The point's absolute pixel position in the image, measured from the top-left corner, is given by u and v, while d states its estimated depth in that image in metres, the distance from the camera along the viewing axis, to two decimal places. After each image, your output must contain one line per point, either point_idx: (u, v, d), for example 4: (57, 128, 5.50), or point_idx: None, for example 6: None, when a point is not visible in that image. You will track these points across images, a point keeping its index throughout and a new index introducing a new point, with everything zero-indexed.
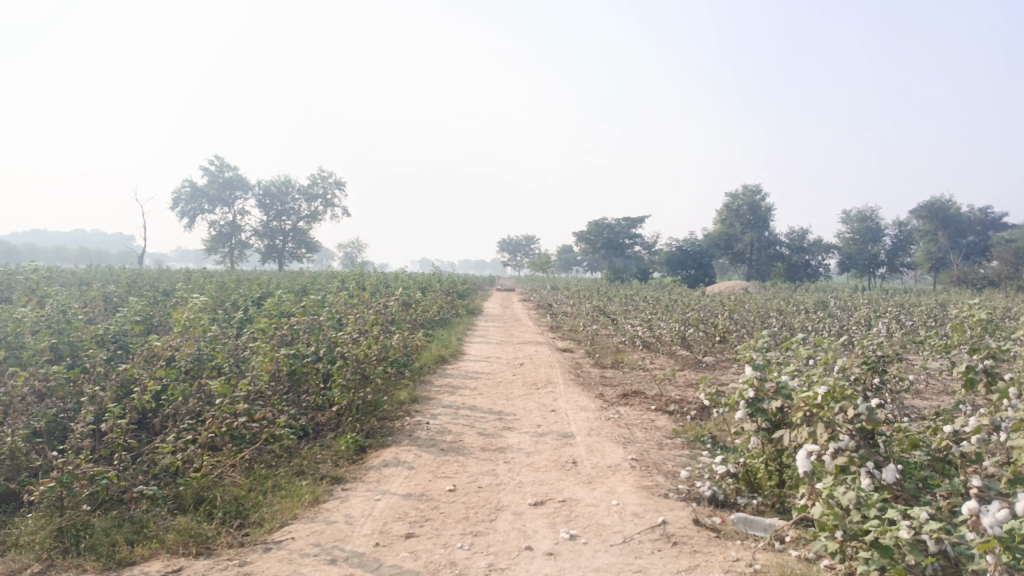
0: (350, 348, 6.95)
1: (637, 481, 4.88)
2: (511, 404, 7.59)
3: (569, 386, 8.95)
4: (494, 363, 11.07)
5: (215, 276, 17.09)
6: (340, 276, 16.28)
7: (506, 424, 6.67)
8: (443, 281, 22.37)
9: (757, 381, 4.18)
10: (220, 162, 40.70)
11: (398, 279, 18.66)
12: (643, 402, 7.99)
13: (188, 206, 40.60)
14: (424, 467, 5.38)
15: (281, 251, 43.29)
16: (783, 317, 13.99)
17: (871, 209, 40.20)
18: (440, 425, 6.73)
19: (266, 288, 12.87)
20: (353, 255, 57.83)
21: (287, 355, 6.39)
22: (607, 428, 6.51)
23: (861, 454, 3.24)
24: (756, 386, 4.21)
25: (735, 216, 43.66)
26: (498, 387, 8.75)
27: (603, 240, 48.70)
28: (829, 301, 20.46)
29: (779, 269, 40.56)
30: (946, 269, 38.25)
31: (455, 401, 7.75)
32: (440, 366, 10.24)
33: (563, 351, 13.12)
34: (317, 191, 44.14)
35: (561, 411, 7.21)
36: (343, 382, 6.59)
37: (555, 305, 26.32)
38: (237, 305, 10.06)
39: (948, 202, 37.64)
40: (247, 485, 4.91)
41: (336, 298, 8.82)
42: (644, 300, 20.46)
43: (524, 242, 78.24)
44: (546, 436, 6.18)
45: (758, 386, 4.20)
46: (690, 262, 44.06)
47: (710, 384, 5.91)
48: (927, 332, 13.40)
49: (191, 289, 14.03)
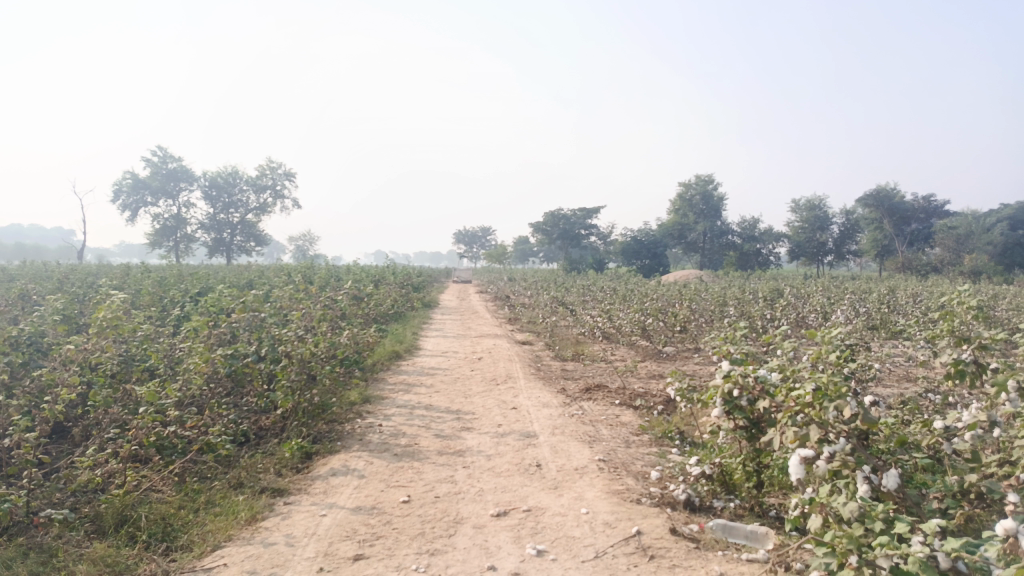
0: (296, 345, 6.46)
1: (607, 486, 4.54)
2: (470, 402, 7.20)
3: (530, 380, 8.62)
4: (450, 357, 10.66)
5: (156, 271, 16.21)
6: (288, 269, 15.61)
7: (465, 424, 6.29)
8: (397, 273, 21.79)
9: (739, 378, 3.87)
10: (162, 152, 39.13)
11: (350, 271, 18.05)
12: (607, 396, 7.70)
13: (130, 198, 38.92)
14: (375, 475, 4.96)
15: (229, 244, 41.91)
16: (741, 306, 13.90)
17: (819, 198, 40.84)
18: (393, 427, 6.30)
19: (208, 283, 12.16)
20: (305, 247, 56.70)
21: (224, 355, 5.88)
22: (572, 426, 6.17)
23: (857, 457, 2.96)
24: (736, 382, 3.90)
25: (688, 206, 43.98)
26: (456, 383, 8.35)
27: (559, 231, 48.55)
28: (782, 289, 20.63)
29: (731, 257, 41.06)
30: (891, 256, 39.27)
31: (410, 400, 7.32)
32: (394, 362, 9.78)
33: (522, 344, 12.79)
34: (266, 182, 42.89)
35: (522, 408, 6.86)
36: (287, 384, 6.10)
37: (512, 296, 25.98)
38: (175, 301, 9.41)
39: (893, 190, 38.57)
40: (176, 502, 4.42)
41: (281, 292, 8.29)
42: (602, 290, 20.26)
43: (479, 233, 77.68)
44: (507, 437, 5.82)
45: (741, 383, 3.87)
46: (644, 252, 43.89)
47: (681, 379, 5.63)
48: (881, 318, 13.48)
49: (129, 284, 13.23)
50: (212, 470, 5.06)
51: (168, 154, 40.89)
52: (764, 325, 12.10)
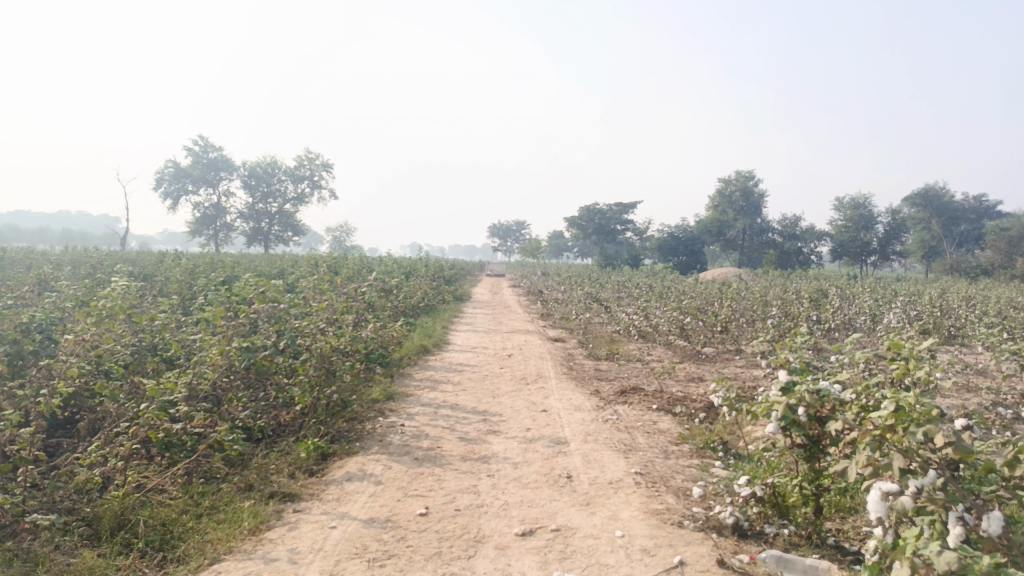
0: (317, 338, 6.17)
1: (645, 504, 4.11)
2: (498, 403, 6.82)
3: (562, 380, 8.20)
4: (480, 353, 10.30)
5: (188, 259, 16.17)
6: (319, 259, 15.42)
7: (492, 427, 5.90)
8: (429, 265, 21.51)
9: (805, 392, 3.39)
10: (203, 142, 39.54)
11: (383, 263, 17.82)
12: (644, 399, 7.25)
13: (172, 186, 39.43)
14: (393, 482, 4.61)
15: (267, 234, 42.19)
16: (785, 306, 13.27)
17: (864, 197, 39.22)
18: (416, 428, 5.95)
19: (237, 272, 12.00)
20: (341, 238, 57.10)
21: (239, 347, 5.60)
22: (606, 433, 5.75)
23: (949, 493, 2.49)
24: (798, 397, 3.43)
25: (727, 203, 42.96)
26: (484, 382, 7.97)
27: (594, 226, 47.90)
28: (826, 289, 19.82)
29: (771, 255, 40.02)
30: (939, 257, 37.85)
31: (435, 399, 6.97)
32: (422, 358, 9.44)
33: (554, 341, 12.39)
34: (303, 173, 43.15)
35: (553, 411, 6.45)
36: (305, 379, 5.81)
37: (546, 292, 25.53)
38: (201, 289, 9.20)
39: (943, 188, 37.11)
40: (179, 505, 4.13)
41: (307, 282, 8.01)
42: (638, 286, 19.70)
43: (514, 227, 77.21)
44: (536, 443, 5.41)
45: (807, 400, 3.38)
46: (681, 249, 42.95)
47: (728, 387, 5.16)
48: (935, 322, 12.72)
49: (162, 272, 13.15)
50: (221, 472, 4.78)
51: (208, 144, 41.32)
52: (809, 327, 11.49)
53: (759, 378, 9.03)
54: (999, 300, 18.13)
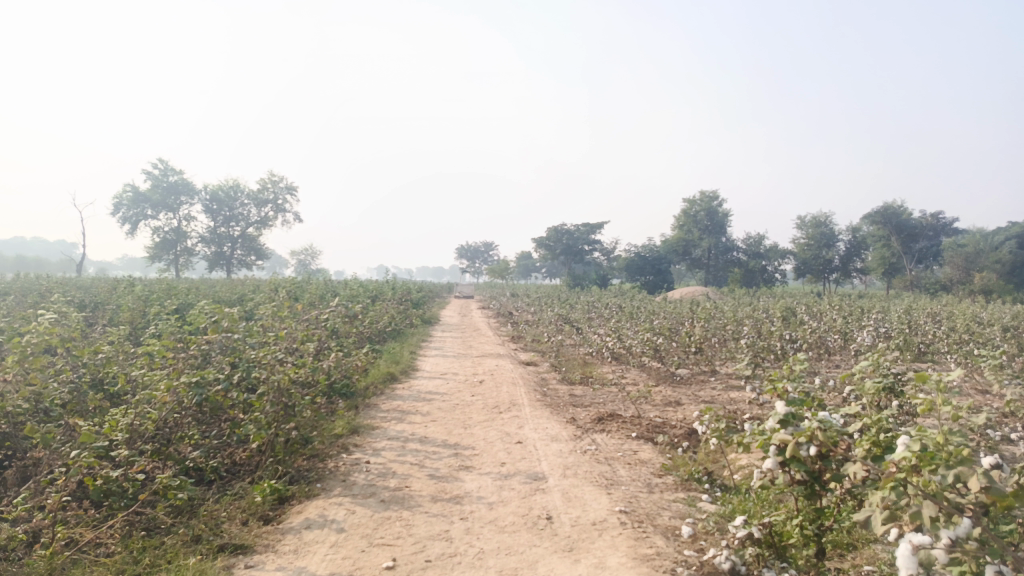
0: (276, 369, 5.76)
1: (633, 549, 3.79)
2: (470, 434, 6.45)
3: (536, 407, 7.87)
4: (449, 380, 9.93)
5: (143, 285, 15.50)
6: (281, 283, 14.92)
7: (464, 462, 5.53)
8: (396, 287, 21.07)
9: (815, 428, 3.12)
10: (163, 165, 38.62)
11: (348, 286, 17.36)
12: (622, 426, 6.94)
13: (130, 211, 38.38)
14: (357, 529, 4.21)
15: (229, 258, 41.24)
16: (757, 325, 13.15)
17: (825, 215, 39.86)
18: (382, 465, 5.55)
19: (194, 298, 11.48)
20: (306, 261, 56.26)
21: (187, 383, 5.17)
22: (585, 466, 5.41)
23: (985, 543, 2.19)
24: (808, 434, 3.16)
25: (693, 222, 43.28)
26: (455, 411, 7.60)
27: (562, 247, 47.86)
28: (794, 307, 19.85)
29: (736, 273, 40.36)
30: (899, 274, 38.48)
31: (402, 432, 6.58)
32: (388, 387, 9.02)
33: (526, 365, 12.05)
34: (267, 196, 42.44)
35: (528, 442, 6.10)
36: (261, 415, 5.37)
37: (515, 314, 25.20)
38: (152, 318, 8.68)
39: (900, 207, 37.88)
40: (116, 564, 3.69)
41: (266, 310, 7.58)
42: (608, 307, 19.52)
43: (482, 249, 76.96)
44: (511, 479, 5.06)
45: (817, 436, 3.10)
46: (649, 269, 43.09)
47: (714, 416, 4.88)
48: (904, 338, 12.71)
49: (115, 301, 12.53)
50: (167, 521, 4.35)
51: (168, 168, 40.37)
52: (782, 347, 11.35)
53: (737, 401, 8.80)
54: (962, 315, 18.33)
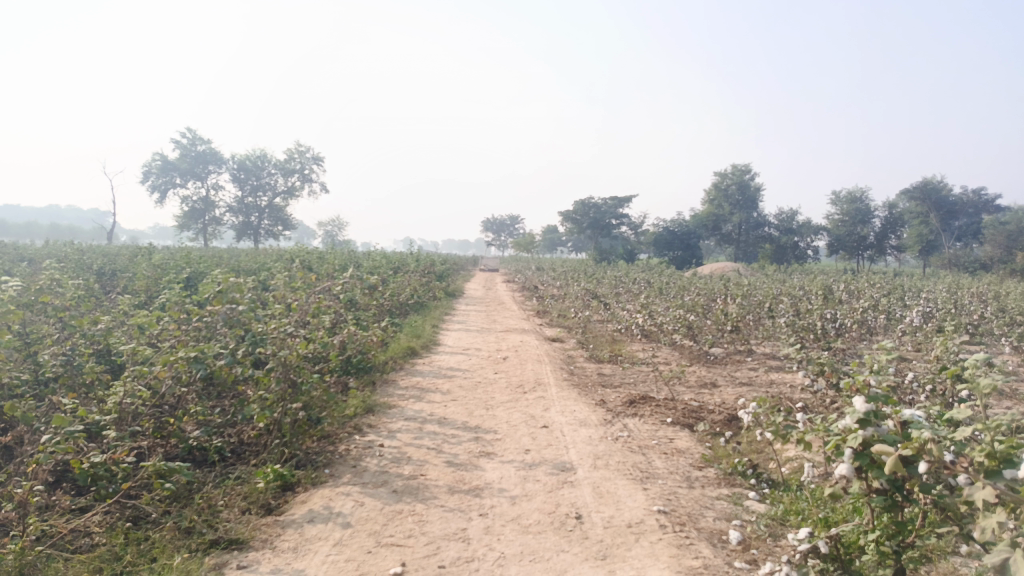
0: (286, 342, 5.31)
1: (676, 559, 3.31)
2: (492, 416, 5.99)
3: (562, 387, 7.39)
4: (472, 355, 9.48)
5: (164, 254, 15.25)
6: (301, 253, 14.53)
7: (485, 448, 5.08)
8: (419, 259, 20.62)
9: (926, 439, 2.59)
10: (190, 134, 38.48)
11: (372, 257, 16.97)
12: (656, 410, 6.44)
13: (159, 179, 38.41)
14: (365, 525, 3.79)
15: (256, 228, 41.18)
16: (795, 304, 12.48)
17: (862, 190, 38.50)
18: (397, 449, 5.13)
19: (210, 267, 11.12)
20: (333, 231, 56.39)
21: (186, 358, 4.77)
22: (618, 455, 4.94)
23: None
24: (917, 447, 2.63)
25: (724, 196, 42.20)
26: (476, 390, 7.15)
27: (589, 220, 47.04)
28: (829, 284, 19.07)
29: (767, 250, 39.37)
30: (938, 252, 37.19)
31: (420, 412, 6.15)
32: (408, 362, 8.61)
33: (552, 341, 11.58)
34: (293, 166, 42.20)
35: (555, 427, 5.64)
36: (266, 393, 4.96)
37: (541, 288, 24.62)
38: (164, 286, 8.33)
39: (940, 182, 36.44)
40: (95, 560, 3.34)
41: (278, 280, 7.16)
42: (637, 281, 18.89)
43: (508, 222, 76.46)
44: (536, 470, 4.59)
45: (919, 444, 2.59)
46: (677, 243, 42.18)
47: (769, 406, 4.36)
48: (951, 318, 11.98)
49: (134, 268, 12.23)
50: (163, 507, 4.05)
51: (196, 136, 40.23)
52: (823, 326, 10.73)
53: (777, 384, 8.25)
54: (1007, 297, 17.46)
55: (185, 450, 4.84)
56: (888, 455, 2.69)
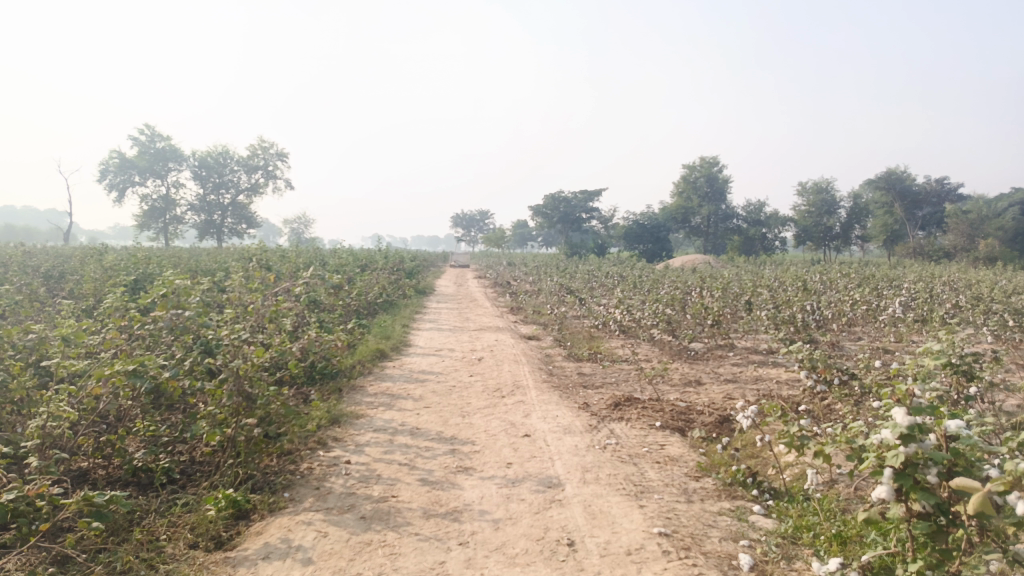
0: (242, 350, 4.76)
1: None
2: (469, 425, 5.54)
3: (542, 389, 6.97)
4: (445, 357, 9.01)
5: (119, 254, 14.44)
6: (263, 253, 13.88)
7: (462, 463, 4.63)
8: (389, 256, 20.02)
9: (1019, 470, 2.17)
10: (149, 130, 37.20)
11: (339, 255, 16.36)
12: (643, 414, 6.05)
13: (117, 178, 37.12)
14: (328, 561, 3.31)
15: (219, 227, 40.04)
16: (773, 295, 12.22)
17: (827, 181, 38.71)
18: (366, 466, 4.66)
19: (165, 268, 10.47)
20: (299, 229, 55.30)
21: (124, 372, 4.23)
22: (608, 467, 4.54)
23: None
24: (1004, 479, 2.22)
25: (692, 189, 42.15)
26: (451, 395, 6.69)
27: (559, 214, 46.70)
28: (802, 275, 18.93)
29: (736, 241, 39.44)
30: (902, 241, 37.61)
31: (391, 422, 5.68)
32: (377, 366, 8.11)
33: (528, 339, 11.16)
34: (257, 162, 41.11)
35: (537, 435, 5.22)
36: (217, 409, 4.45)
37: (513, 283, 24.18)
38: (110, 290, 7.70)
39: (904, 172, 36.82)
40: None
41: (234, 281, 6.61)
42: (610, 275, 18.55)
43: (478, 218, 75.84)
44: (520, 487, 4.16)
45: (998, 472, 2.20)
46: (647, 236, 42.04)
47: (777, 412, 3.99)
48: (930, 307, 11.82)
49: (83, 269, 11.48)
50: (98, 542, 3.57)
51: (154, 133, 38.95)
52: (804, 318, 10.49)
53: (764, 381, 7.94)
54: (977, 286, 17.51)
55: (128, 471, 4.55)
56: (967, 487, 2.26)
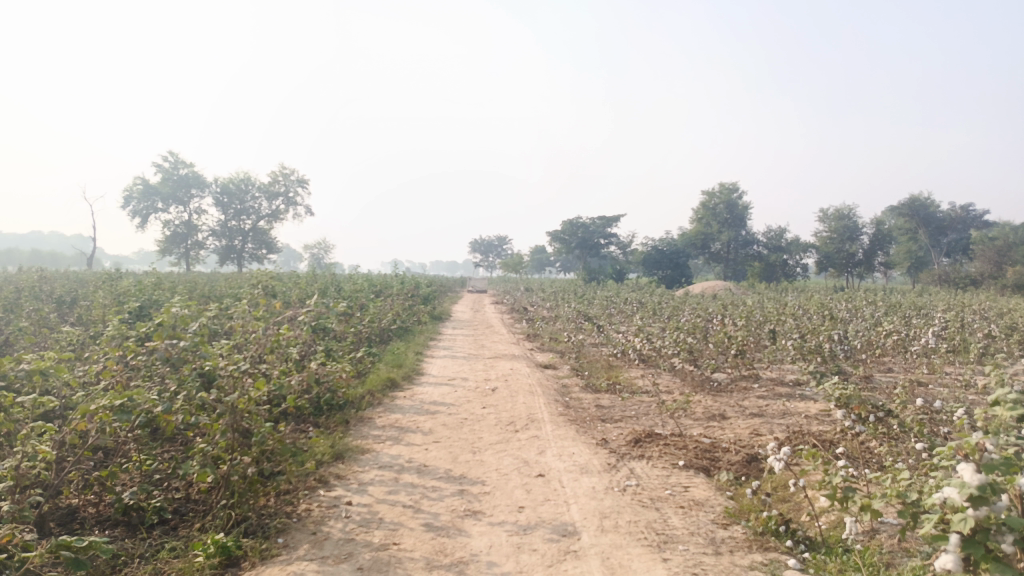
0: (239, 383, 4.53)
1: None
2: (479, 463, 5.23)
3: (557, 423, 6.63)
4: (457, 387, 8.70)
5: (135, 280, 14.38)
6: (277, 279, 13.72)
7: (470, 506, 4.32)
8: (404, 282, 19.83)
9: None
10: (172, 157, 37.68)
11: (354, 281, 16.20)
12: (665, 451, 5.70)
13: (141, 204, 37.55)
14: None
15: (240, 252, 40.27)
16: (798, 324, 11.81)
17: (848, 207, 38.03)
18: (368, 508, 4.36)
19: (176, 294, 10.32)
20: (318, 254, 55.59)
21: (110, 407, 4.01)
22: (628, 513, 4.19)
23: None
24: None
25: (711, 215, 41.76)
26: (462, 429, 6.38)
27: (577, 240, 46.47)
28: (826, 302, 18.46)
29: (757, 268, 38.91)
30: (927, 268, 36.92)
31: (398, 459, 5.38)
32: (387, 396, 7.84)
33: (544, 368, 10.83)
34: (277, 189, 41.42)
35: (552, 476, 4.89)
36: (210, 446, 4.20)
37: (531, 309, 23.89)
38: (116, 317, 7.54)
39: (928, 198, 36.21)
40: None
41: (238, 308, 6.41)
42: (628, 302, 18.21)
43: (497, 243, 75.83)
44: (532, 535, 3.83)
45: None
46: (666, 263, 41.61)
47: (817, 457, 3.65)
48: (963, 337, 11.35)
49: (96, 294, 11.37)
50: None
51: (177, 160, 39.44)
52: (831, 347, 10.09)
53: (791, 415, 7.55)
54: (1009, 315, 16.96)
55: (117, 511, 4.30)
56: None
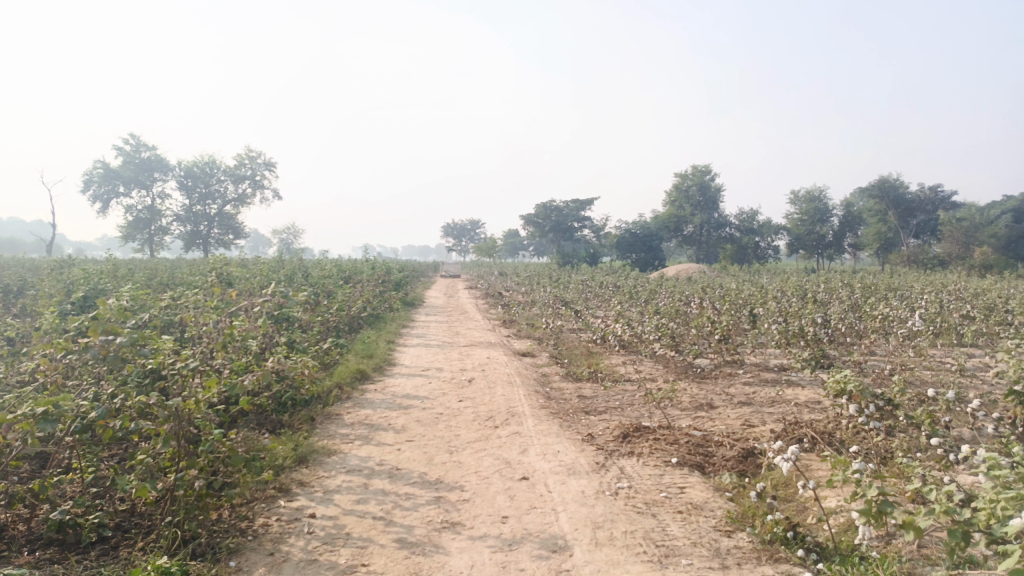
0: (186, 384, 4.06)
1: None
2: (457, 465, 4.80)
3: (539, 418, 6.22)
4: (432, 378, 8.24)
5: (91, 267, 13.63)
6: (241, 264, 13.08)
7: (448, 516, 3.89)
8: (375, 267, 19.18)
9: None
10: (134, 139, 36.37)
11: (324, 267, 15.60)
12: (656, 447, 5.33)
13: (102, 188, 36.25)
14: None
15: (206, 238, 39.14)
16: (780, 308, 11.52)
17: (818, 190, 37.99)
18: (333, 521, 3.91)
19: (130, 282, 9.66)
20: (289, 240, 54.48)
21: (31, 416, 3.51)
22: (622, 522, 3.80)
23: None
24: None
25: (684, 197, 41.54)
26: (438, 425, 5.94)
27: (551, 224, 46.05)
28: (803, 284, 18.27)
29: (729, 250, 38.90)
30: (896, 249, 37.17)
31: (367, 461, 4.93)
32: (358, 389, 7.36)
33: (522, 356, 10.42)
34: (244, 172, 40.31)
35: (536, 479, 4.48)
36: (150, 457, 3.69)
37: (505, 294, 23.45)
38: (60, 309, 6.96)
39: (897, 180, 36.35)
40: None
41: (190, 298, 5.89)
42: (604, 286, 17.84)
43: (470, 228, 75.00)
44: (519, 551, 3.42)
45: None
46: (640, 245, 41.45)
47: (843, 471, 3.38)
48: (945, 321, 11.14)
49: (47, 282, 10.69)
50: None
51: (139, 143, 38.04)
52: (815, 331, 9.80)
53: (781, 404, 7.23)
54: (983, 296, 16.89)
55: (49, 531, 3.80)
56: None
